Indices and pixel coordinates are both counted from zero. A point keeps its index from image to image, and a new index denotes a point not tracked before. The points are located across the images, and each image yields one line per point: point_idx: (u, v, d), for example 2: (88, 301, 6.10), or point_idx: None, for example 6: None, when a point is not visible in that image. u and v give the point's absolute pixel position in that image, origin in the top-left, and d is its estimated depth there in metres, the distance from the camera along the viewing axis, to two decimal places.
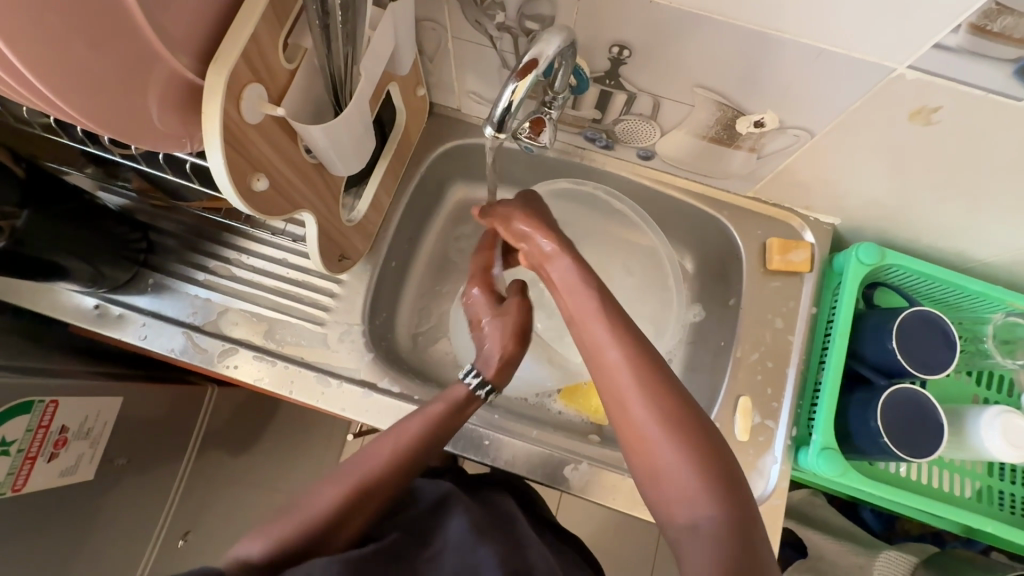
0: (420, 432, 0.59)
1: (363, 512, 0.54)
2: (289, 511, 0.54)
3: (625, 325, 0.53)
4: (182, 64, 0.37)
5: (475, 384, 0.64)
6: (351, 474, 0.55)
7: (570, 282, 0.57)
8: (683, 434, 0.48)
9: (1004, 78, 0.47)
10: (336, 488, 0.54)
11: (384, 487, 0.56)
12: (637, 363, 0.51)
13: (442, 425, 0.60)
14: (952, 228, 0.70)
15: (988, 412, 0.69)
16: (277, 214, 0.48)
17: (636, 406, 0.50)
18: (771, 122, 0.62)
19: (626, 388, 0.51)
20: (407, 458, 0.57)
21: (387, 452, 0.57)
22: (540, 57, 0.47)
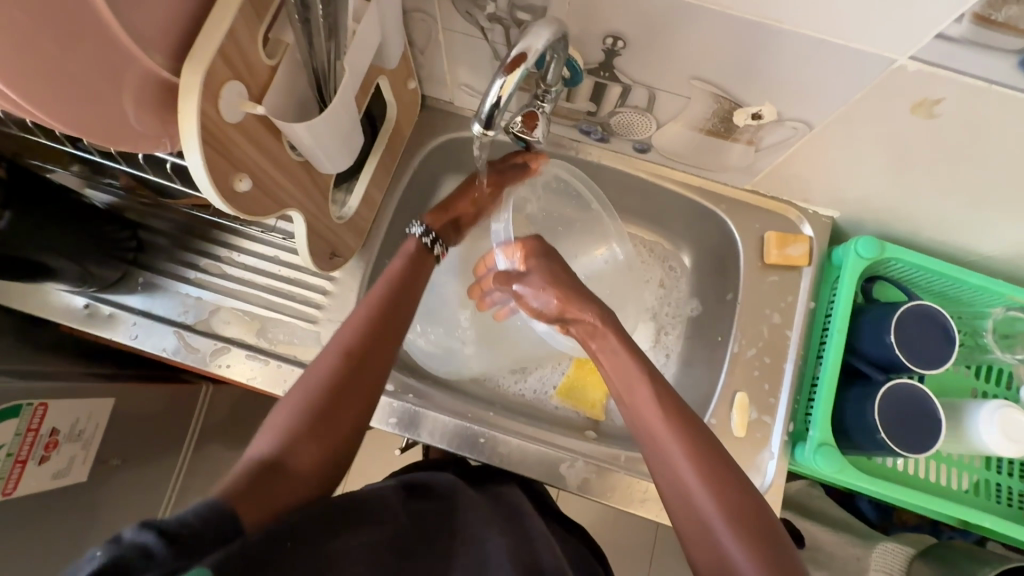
0: (388, 293, 0.59)
1: (361, 377, 0.52)
2: (289, 397, 0.50)
3: (685, 415, 0.53)
4: (156, 63, 0.36)
5: (419, 231, 0.67)
6: (336, 347, 0.53)
7: (623, 367, 0.57)
8: (706, 462, 0.50)
9: (1009, 68, 0.45)
10: (328, 363, 0.52)
11: (373, 352, 0.54)
12: (696, 447, 0.51)
13: (403, 281, 0.61)
14: (952, 221, 0.69)
15: (986, 406, 0.69)
16: (262, 214, 0.47)
17: (663, 439, 0.52)
18: (769, 114, 0.61)
19: (655, 422, 0.53)
20: (385, 320, 0.57)
21: (362, 315, 0.56)
22: (529, 51, 0.45)
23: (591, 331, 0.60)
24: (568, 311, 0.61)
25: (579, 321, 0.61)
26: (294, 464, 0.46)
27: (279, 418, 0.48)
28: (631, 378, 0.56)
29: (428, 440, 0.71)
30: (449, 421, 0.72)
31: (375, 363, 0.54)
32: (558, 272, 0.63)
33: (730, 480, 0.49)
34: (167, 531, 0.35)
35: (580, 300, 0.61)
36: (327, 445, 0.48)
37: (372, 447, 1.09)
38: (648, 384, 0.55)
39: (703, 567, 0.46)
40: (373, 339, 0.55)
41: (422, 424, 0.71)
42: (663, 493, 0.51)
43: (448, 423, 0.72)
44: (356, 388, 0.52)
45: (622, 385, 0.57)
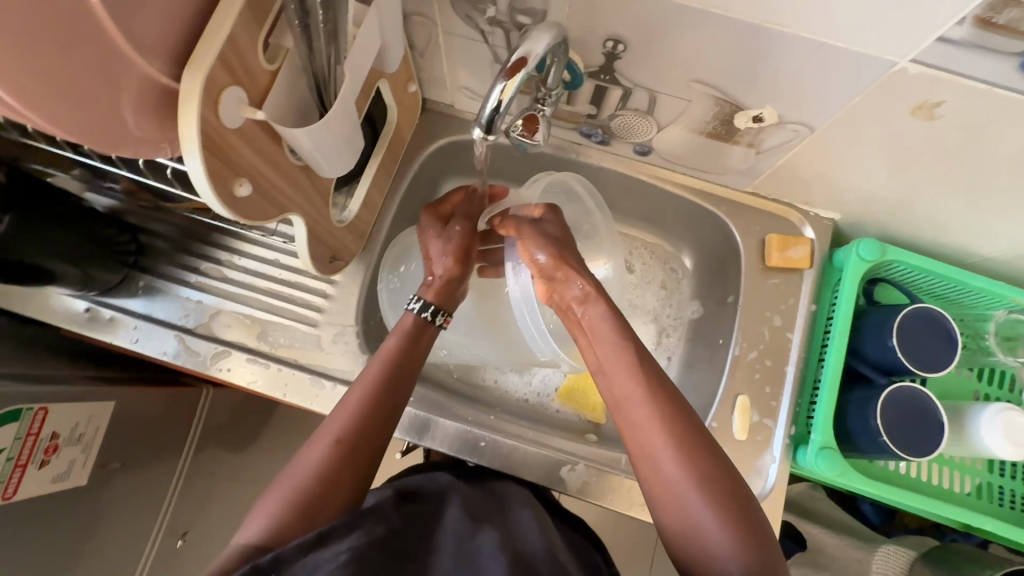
0: (382, 374, 0.56)
1: (353, 467, 0.50)
2: (279, 483, 0.49)
3: (662, 388, 0.55)
4: (156, 68, 0.36)
5: (417, 307, 0.62)
6: (328, 434, 0.52)
7: (602, 334, 0.58)
8: (679, 433, 0.52)
9: (1011, 71, 0.45)
10: (319, 454, 0.50)
11: (365, 439, 0.52)
12: (669, 419, 0.53)
13: (398, 361, 0.58)
14: (954, 224, 0.69)
15: (989, 410, 0.68)
16: (262, 219, 0.47)
17: (637, 406, 0.54)
18: (769, 117, 0.60)
19: (627, 390, 0.56)
20: (379, 410, 0.54)
21: (355, 405, 0.54)
22: (529, 55, 0.45)
23: (584, 293, 0.59)
24: (560, 270, 0.60)
25: (568, 282, 0.60)
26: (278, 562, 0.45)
27: (269, 505, 0.48)
28: (603, 342, 0.58)
29: (429, 443, 0.71)
30: (451, 425, 0.72)
31: (364, 451, 0.52)
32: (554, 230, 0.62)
33: (708, 458, 0.51)
34: None
35: (573, 267, 0.60)
36: None
37: None
38: (617, 340, 0.57)
39: (670, 528, 0.51)
40: (366, 426, 0.53)
41: (423, 428, 0.71)
42: (634, 460, 0.54)
43: (450, 427, 0.72)
44: (348, 482, 0.50)
45: (596, 349, 0.59)
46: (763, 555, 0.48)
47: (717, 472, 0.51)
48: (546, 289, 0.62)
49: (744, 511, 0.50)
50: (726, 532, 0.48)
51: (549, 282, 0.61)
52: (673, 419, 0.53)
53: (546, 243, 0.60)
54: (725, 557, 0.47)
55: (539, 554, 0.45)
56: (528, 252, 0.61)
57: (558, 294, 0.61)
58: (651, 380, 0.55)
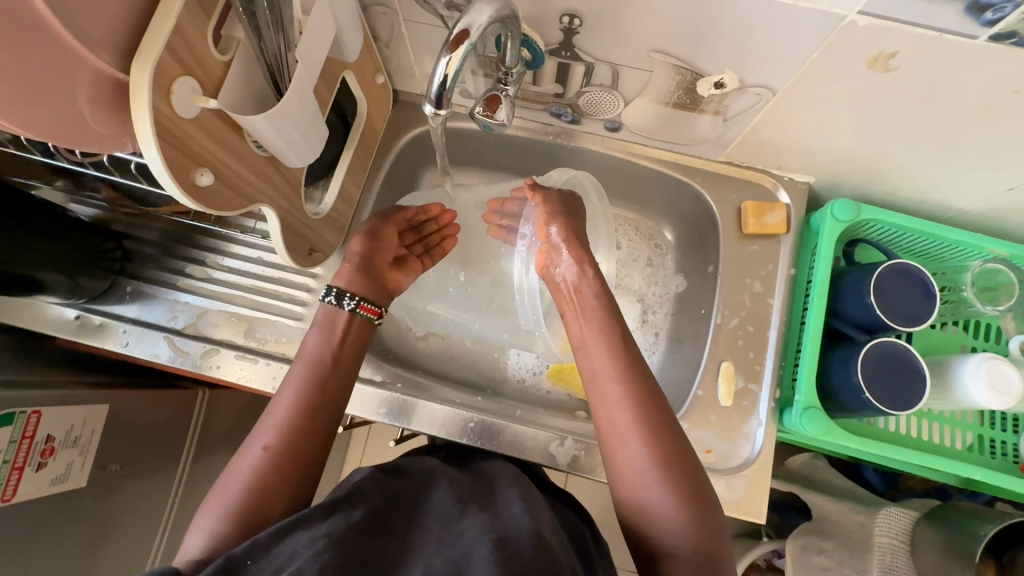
0: (305, 380, 0.56)
1: (288, 474, 0.50)
2: (213, 496, 0.49)
3: (638, 369, 0.57)
4: (107, 62, 0.37)
5: (322, 292, 0.63)
6: (257, 440, 0.52)
7: (593, 310, 0.62)
8: (644, 410, 0.53)
9: (958, 15, 0.46)
10: (247, 464, 0.50)
11: (297, 443, 0.52)
12: (637, 399, 0.54)
13: (321, 364, 0.58)
14: (926, 177, 0.69)
15: (974, 359, 0.69)
16: (228, 209, 0.48)
17: (606, 379, 0.56)
18: (731, 82, 0.61)
19: (599, 365, 0.58)
20: (306, 417, 0.54)
21: (280, 417, 0.53)
22: (472, 27, 0.45)
23: (576, 266, 0.64)
24: (566, 240, 0.66)
25: (566, 259, 0.65)
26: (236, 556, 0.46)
27: (206, 519, 0.48)
28: (590, 322, 0.61)
29: (420, 428, 0.72)
30: (438, 408, 0.73)
31: (296, 467, 0.51)
32: (568, 210, 0.69)
33: (670, 435, 0.53)
34: None
35: (578, 244, 0.66)
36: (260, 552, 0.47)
37: (374, 442, 1.13)
38: (600, 322, 0.60)
39: (626, 503, 0.52)
40: (294, 435, 0.52)
41: (410, 412, 0.72)
42: (601, 434, 0.55)
43: (437, 410, 0.73)
44: (282, 483, 0.50)
45: (582, 324, 0.62)
46: (710, 536, 0.49)
47: (679, 456, 0.52)
48: (545, 260, 0.67)
49: (700, 493, 0.51)
50: (678, 511, 0.49)
51: (552, 248, 0.66)
52: (645, 403, 0.54)
53: (557, 217, 0.67)
54: (675, 534, 0.49)
55: (517, 522, 0.45)
56: (542, 222, 0.67)
57: (552, 262, 0.66)
58: (630, 361, 0.57)
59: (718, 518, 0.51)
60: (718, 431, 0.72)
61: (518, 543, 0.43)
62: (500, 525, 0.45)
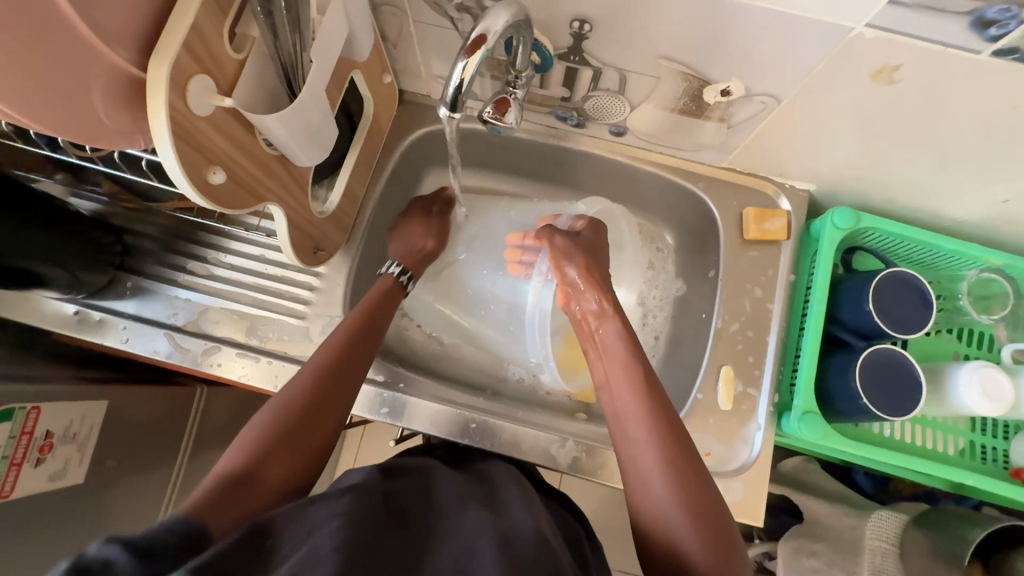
0: (355, 322, 0.64)
1: (336, 396, 0.57)
2: (261, 412, 0.54)
3: (661, 409, 0.57)
4: (122, 58, 0.36)
5: (395, 270, 0.72)
6: (309, 366, 0.58)
7: (614, 351, 0.62)
8: (667, 446, 0.54)
9: (962, 30, 0.46)
10: (299, 382, 0.57)
11: (345, 371, 0.59)
12: (663, 439, 0.54)
13: (373, 311, 0.67)
14: (925, 188, 0.70)
15: (967, 367, 0.70)
16: (238, 207, 0.48)
17: (631, 417, 0.57)
18: (737, 90, 0.62)
19: (625, 402, 0.58)
20: (352, 350, 0.61)
21: (331, 348, 0.61)
22: (488, 32, 0.46)
23: (600, 309, 0.64)
24: (583, 278, 0.65)
25: (586, 300, 0.65)
26: (262, 475, 0.49)
27: (250, 431, 0.52)
28: (613, 361, 0.61)
29: (420, 427, 0.72)
30: (441, 408, 0.73)
31: (326, 419, 0.55)
32: (590, 249, 0.68)
33: (693, 473, 0.52)
34: (131, 543, 0.36)
35: (595, 280, 0.65)
36: (291, 465, 0.51)
37: (368, 441, 1.13)
38: (626, 360, 0.60)
39: (650, 540, 0.51)
40: (325, 390, 0.57)
41: (411, 412, 0.72)
42: (625, 474, 0.55)
43: (440, 410, 0.73)
44: (329, 402, 0.56)
45: (605, 365, 0.62)
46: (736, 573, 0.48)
47: (701, 492, 0.52)
48: (568, 298, 0.67)
49: (723, 532, 0.50)
50: (704, 549, 0.48)
51: (569, 291, 0.66)
52: (666, 435, 0.55)
53: (573, 258, 0.66)
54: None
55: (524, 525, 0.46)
56: (557, 262, 0.66)
57: (575, 303, 0.66)
58: (652, 396, 0.58)
59: (741, 554, 0.50)
60: (717, 435, 0.72)
61: (525, 544, 0.43)
62: (508, 527, 0.45)
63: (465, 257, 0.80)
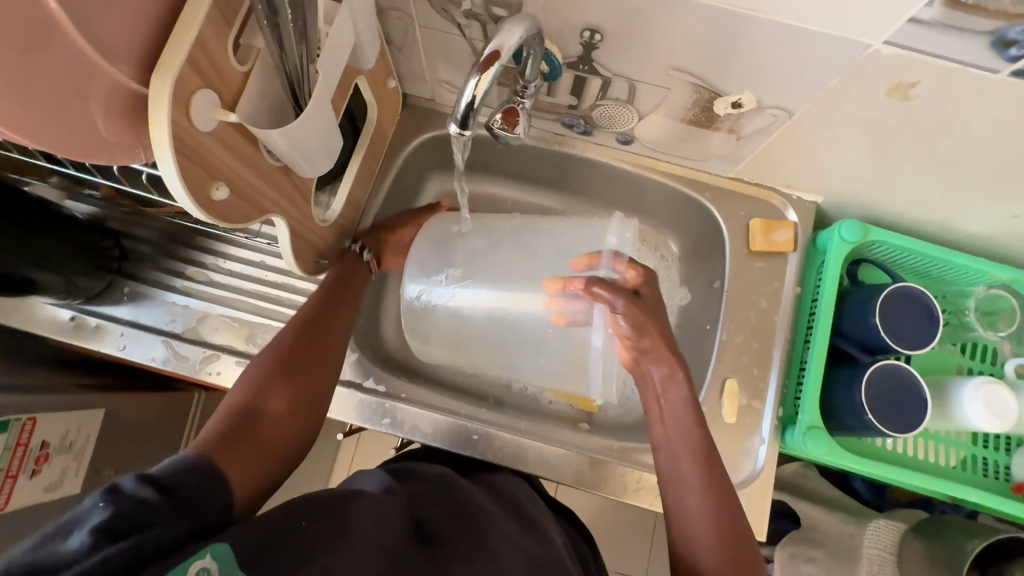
0: (338, 274, 0.67)
1: (325, 338, 0.60)
2: (255, 360, 0.57)
3: (720, 478, 0.56)
4: (123, 73, 0.35)
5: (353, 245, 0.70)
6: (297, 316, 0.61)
7: (677, 414, 0.59)
8: (724, 515, 0.54)
9: (981, 50, 0.46)
10: (289, 329, 0.59)
11: (330, 315, 0.62)
12: (720, 508, 0.54)
13: (354, 264, 0.69)
14: (933, 203, 0.70)
15: (972, 382, 0.70)
16: (241, 221, 0.47)
17: (688, 482, 0.56)
18: (748, 102, 0.61)
19: (684, 464, 0.57)
20: (335, 296, 0.64)
21: (320, 296, 0.63)
22: (502, 48, 0.45)
23: (667, 373, 0.60)
24: (656, 348, 0.59)
25: (654, 367, 0.60)
26: (261, 414, 0.52)
27: (246, 378, 0.54)
28: (674, 426, 0.59)
29: (423, 438, 0.71)
30: (444, 418, 0.72)
31: (317, 353, 0.59)
32: (657, 311, 0.60)
33: (744, 542, 0.53)
34: (162, 487, 0.40)
35: (670, 351, 0.59)
36: (291, 405, 0.54)
37: (366, 445, 1.12)
38: (691, 423, 0.58)
39: None
40: (311, 332, 0.59)
41: (411, 423, 0.71)
42: (672, 532, 0.55)
43: (442, 421, 0.72)
44: (318, 345, 0.59)
45: (666, 428, 0.59)
46: None
47: (748, 560, 0.53)
48: (632, 360, 0.61)
49: None
50: None
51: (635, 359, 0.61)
52: (720, 498, 0.55)
53: (645, 325, 0.58)
54: None
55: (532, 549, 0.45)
56: (619, 326, 0.58)
57: (641, 372, 0.61)
58: (706, 460, 0.57)
59: None
60: (721, 448, 0.72)
61: None
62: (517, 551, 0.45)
63: (476, 270, 0.67)
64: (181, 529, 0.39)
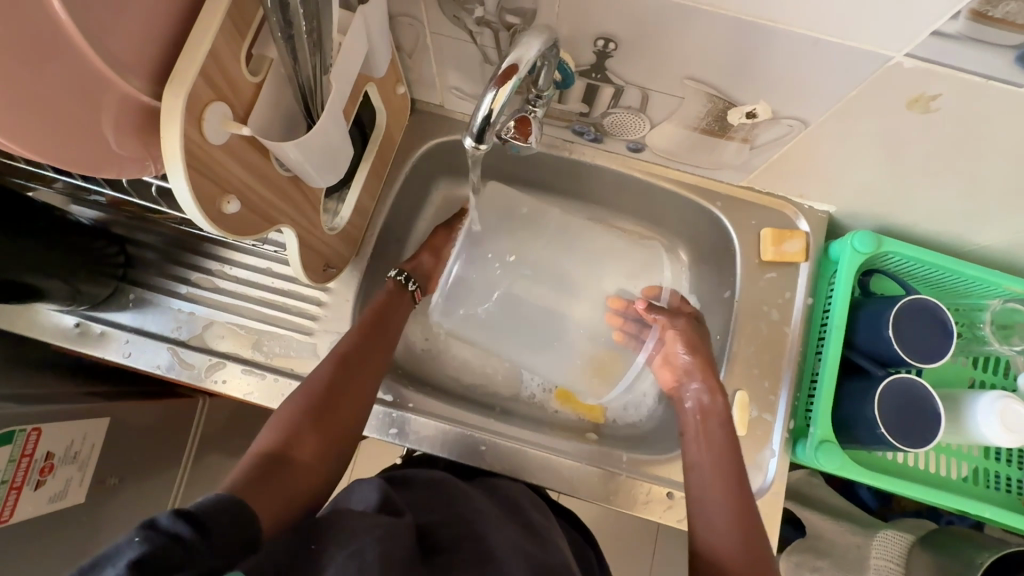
0: (372, 314, 0.68)
1: (357, 381, 0.61)
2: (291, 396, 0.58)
3: (740, 468, 0.62)
4: (134, 86, 0.34)
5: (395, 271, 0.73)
6: (332, 353, 0.63)
7: (714, 414, 0.66)
8: (741, 498, 0.59)
9: (1006, 64, 0.45)
10: (325, 367, 0.61)
11: (364, 358, 0.64)
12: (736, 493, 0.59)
13: (390, 306, 0.70)
14: (948, 215, 0.69)
15: (986, 397, 0.69)
16: (251, 233, 0.46)
17: (711, 468, 0.62)
18: (763, 113, 0.60)
19: (707, 453, 0.63)
20: (369, 340, 0.65)
21: (354, 335, 0.65)
22: (520, 62, 0.45)
23: (705, 380, 0.69)
24: (701, 368, 0.70)
25: (691, 376, 0.70)
26: (295, 452, 0.53)
27: (282, 414, 0.56)
28: (710, 421, 0.66)
29: (430, 449, 0.70)
30: (451, 429, 0.71)
31: (346, 407, 0.59)
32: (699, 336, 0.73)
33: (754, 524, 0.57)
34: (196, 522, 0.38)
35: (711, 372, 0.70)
36: (324, 442, 0.55)
37: (368, 449, 1.11)
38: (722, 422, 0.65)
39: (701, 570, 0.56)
40: (347, 375, 0.61)
41: (418, 433, 0.70)
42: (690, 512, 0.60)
43: (449, 431, 0.71)
44: (351, 387, 0.61)
45: (699, 424, 0.67)
46: None
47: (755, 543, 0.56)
48: (673, 381, 0.72)
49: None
50: None
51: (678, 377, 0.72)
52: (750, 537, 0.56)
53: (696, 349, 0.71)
54: None
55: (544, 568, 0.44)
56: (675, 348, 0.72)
57: (680, 385, 0.71)
58: (740, 502, 0.58)
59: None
60: None
61: None
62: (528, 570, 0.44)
63: (524, 274, 0.75)
64: (215, 552, 0.38)
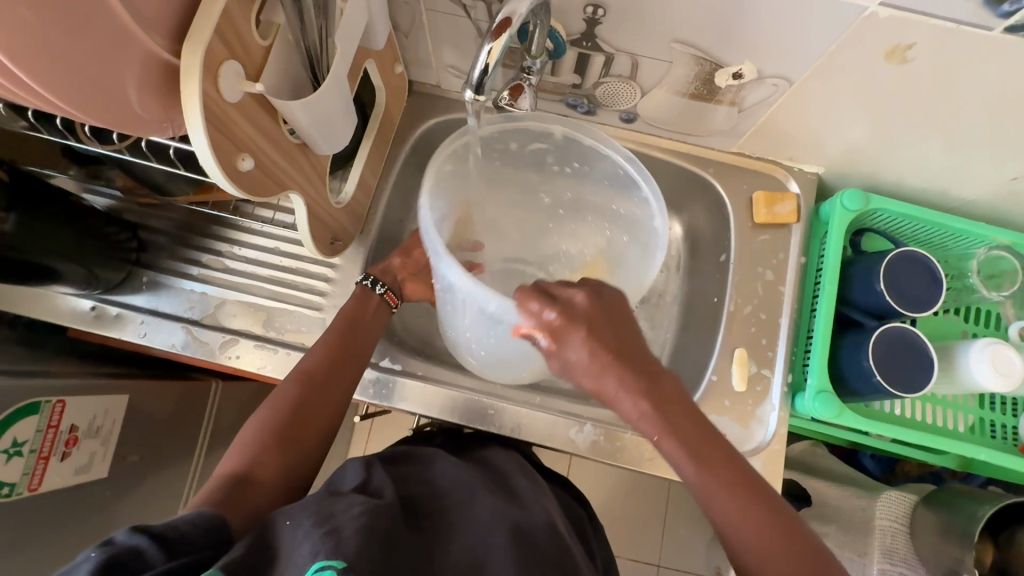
0: (338, 327, 0.67)
1: (322, 398, 0.61)
2: (253, 420, 0.58)
3: (736, 470, 0.51)
4: (158, 44, 0.37)
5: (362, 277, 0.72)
6: (297, 370, 0.62)
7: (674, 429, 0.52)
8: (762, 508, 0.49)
9: (975, 8, 0.47)
10: (289, 387, 0.61)
11: (330, 374, 0.63)
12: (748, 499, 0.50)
13: (353, 316, 0.69)
14: (931, 168, 0.71)
15: (977, 345, 0.71)
16: (264, 195, 0.48)
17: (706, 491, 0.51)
18: (748, 73, 0.62)
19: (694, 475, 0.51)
20: (333, 354, 0.64)
21: (317, 352, 0.64)
22: (513, 16, 0.48)
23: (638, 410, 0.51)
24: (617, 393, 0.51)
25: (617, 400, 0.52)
26: (252, 474, 0.53)
27: (245, 437, 0.56)
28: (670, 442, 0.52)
29: (440, 415, 0.72)
30: (459, 395, 0.73)
31: (312, 425, 0.59)
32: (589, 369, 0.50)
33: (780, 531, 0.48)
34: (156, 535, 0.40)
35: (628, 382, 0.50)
36: (286, 461, 0.56)
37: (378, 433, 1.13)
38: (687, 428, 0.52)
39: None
40: (312, 393, 0.61)
41: (429, 400, 0.73)
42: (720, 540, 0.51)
43: (458, 398, 0.73)
44: (315, 403, 0.60)
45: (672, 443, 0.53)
46: None
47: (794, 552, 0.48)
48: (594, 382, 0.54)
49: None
50: None
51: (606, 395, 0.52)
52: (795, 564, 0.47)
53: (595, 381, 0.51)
54: None
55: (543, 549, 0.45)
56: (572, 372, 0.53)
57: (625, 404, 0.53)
58: (769, 523, 0.49)
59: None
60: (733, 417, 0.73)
61: None
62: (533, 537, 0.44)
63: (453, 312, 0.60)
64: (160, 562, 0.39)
